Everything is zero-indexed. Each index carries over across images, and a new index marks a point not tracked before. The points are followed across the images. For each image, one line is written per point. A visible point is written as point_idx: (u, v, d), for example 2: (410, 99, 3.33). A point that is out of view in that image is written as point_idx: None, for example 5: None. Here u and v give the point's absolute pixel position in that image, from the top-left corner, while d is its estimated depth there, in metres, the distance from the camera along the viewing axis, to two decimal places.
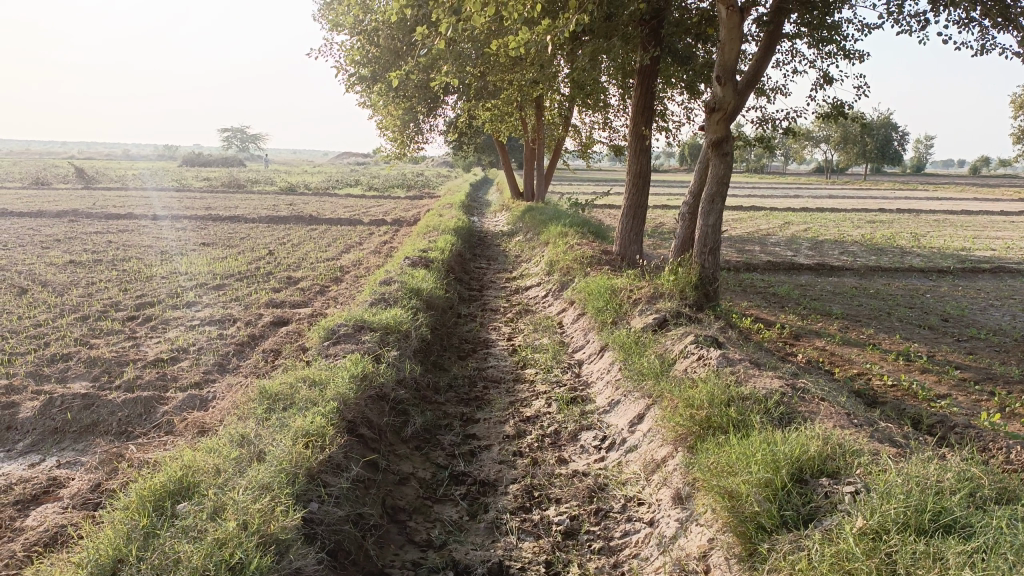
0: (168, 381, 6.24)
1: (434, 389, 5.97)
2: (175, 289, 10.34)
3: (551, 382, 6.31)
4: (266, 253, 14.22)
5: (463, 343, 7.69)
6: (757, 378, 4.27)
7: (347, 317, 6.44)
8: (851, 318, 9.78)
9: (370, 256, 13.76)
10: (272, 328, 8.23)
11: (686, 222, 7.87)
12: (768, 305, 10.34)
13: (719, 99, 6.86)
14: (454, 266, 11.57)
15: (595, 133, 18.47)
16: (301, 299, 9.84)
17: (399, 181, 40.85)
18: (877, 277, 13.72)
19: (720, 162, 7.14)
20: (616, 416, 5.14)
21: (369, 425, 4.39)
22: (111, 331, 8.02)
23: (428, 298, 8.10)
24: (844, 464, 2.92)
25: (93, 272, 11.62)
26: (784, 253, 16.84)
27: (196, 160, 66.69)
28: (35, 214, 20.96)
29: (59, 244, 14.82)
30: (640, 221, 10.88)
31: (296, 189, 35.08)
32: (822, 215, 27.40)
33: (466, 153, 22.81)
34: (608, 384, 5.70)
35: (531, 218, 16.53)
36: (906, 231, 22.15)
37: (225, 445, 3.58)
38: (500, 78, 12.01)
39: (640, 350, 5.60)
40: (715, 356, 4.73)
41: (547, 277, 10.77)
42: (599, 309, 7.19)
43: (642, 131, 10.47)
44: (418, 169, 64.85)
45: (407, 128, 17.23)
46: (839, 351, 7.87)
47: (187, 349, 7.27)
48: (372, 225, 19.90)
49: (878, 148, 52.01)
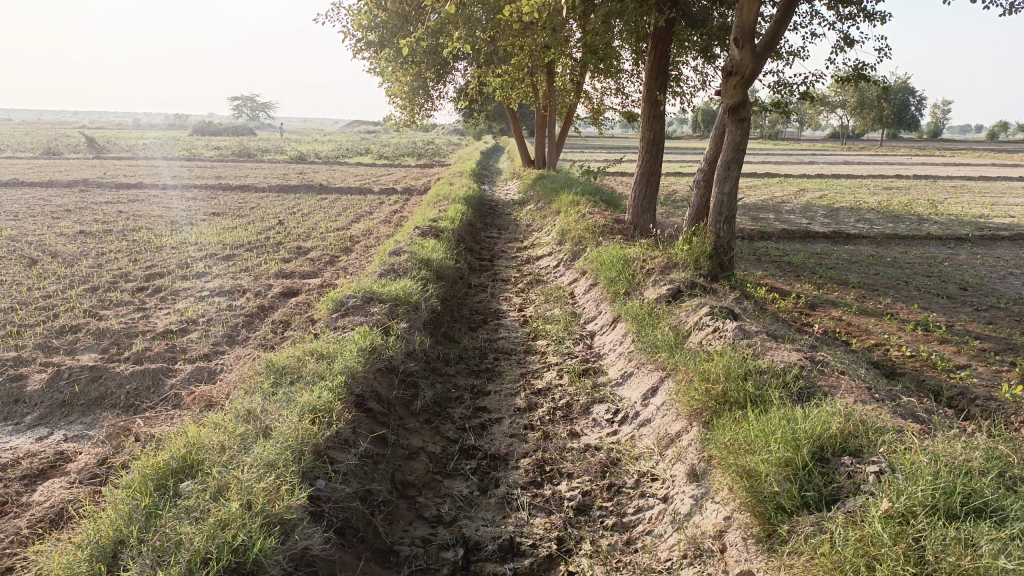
0: (177, 353, 6.18)
1: (444, 361, 5.89)
2: (185, 259, 10.28)
3: (563, 353, 6.22)
4: (276, 223, 14.15)
5: (474, 314, 7.60)
6: (774, 351, 4.16)
7: (355, 288, 6.35)
8: (868, 286, 9.62)
9: (380, 225, 13.64)
10: (281, 299, 8.16)
11: (701, 190, 7.70)
12: (783, 274, 10.18)
13: (736, 63, 6.64)
14: (464, 235, 11.45)
15: (608, 99, 18.19)
16: (310, 269, 9.77)
17: (410, 150, 40.57)
18: (894, 245, 13.50)
19: (736, 128, 6.89)
20: (629, 389, 5.04)
21: (378, 399, 4.32)
22: (121, 302, 7.97)
23: (438, 268, 8.00)
24: (867, 443, 2.82)
25: (102, 242, 11.57)
26: (799, 220, 16.61)
27: (206, 130, 66.43)
28: (46, 183, 20.97)
29: (70, 214, 14.79)
30: (654, 189, 10.69)
31: (306, 157, 34.88)
32: (838, 182, 27.02)
33: (476, 120, 22.54)
34: (621, 356, 5.60)
35: (542, 187, 16.36)
36: (923, 198, 21.80)
37: (230, 421, 3.52)
38: (510, 43, 11.77)
39: (654, 321, 5.49)
40: (731, 328, 4.61)
41: (558, 246, 10.63)
42: (611, 279, 7.07)
43: (656, 96, 10.23)
44: (428, 137, 64.34)
45: (417, 95, 17.00)
46: (856, 321, 7.73)
47: (196, 321, 7.22)
48: (382, 194, 19.77)
49: (895, 113, 51.15)
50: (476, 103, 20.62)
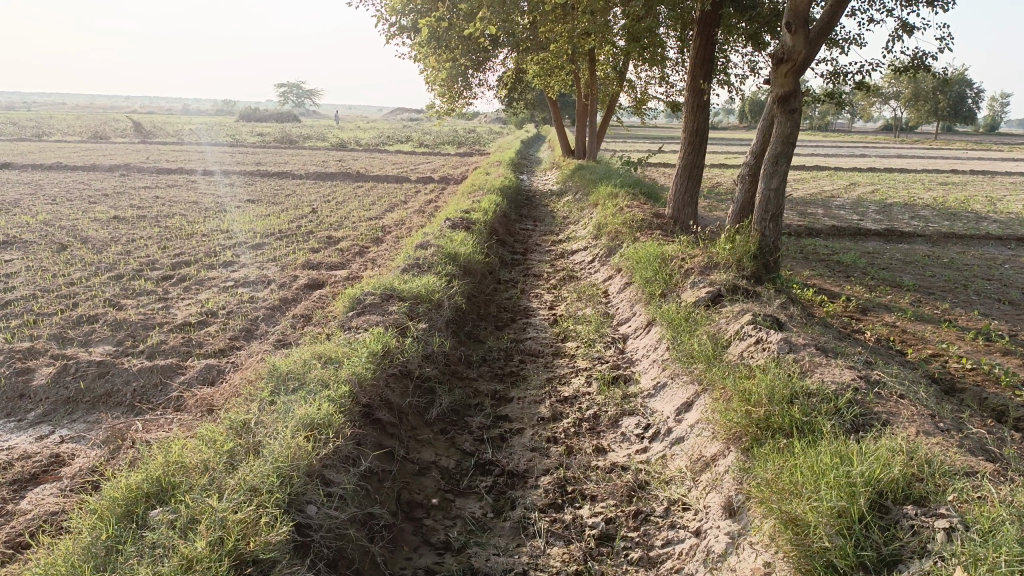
0: (192, 348, 5.97)
1: (466, 363, 5.57)
2: (214, 247, 10.13)
3: (593, 358, 5.85)
4: (310, 211, 13.97)
5: (501, 312, 7.28)
6: (824, 369, 3.76)
7: (375, 284, 6.06)
8: (924, 290, 9.04)
9: (413, 216, 13.39)
10: (306, 292, 7.92)
11: (746, 185, 7.24)
12: (832, 274, 9.65)
13: (787, 49, 6.17)
14: (498, 228, 11.12)
15: (651, 88, 17.66)
16: (338, 261, 9.54)
17: (451, 138, 40.32)
18: (951, 244, 12.81)
19: (786, 120, 6.44)
20: (661, 402, 4.67)
21: (388, 408, 4.02)
22: (143, 291, 7.82)
23: (467, 263, 7.69)
24: (935, 490, 2.42)
25: (134, 229, 11.50)
26: (849, 216, 15.94)
27: (252, 116, 67.00)
28: (88, 168, 21.16)
29: (107, 199, 14.82)
30: (695, 182, 10.23)
31: (346, 145, 34.89)
32: (891, 176, 26.04)
33: (516, 109, 22.17)
34: (655, 364, 5.22)
35: (580, 178, 15.94)
36: (982, 194, 20.84)
37: (223, 434, 3.25)
38: (549, 29, 11.38)
39: (691, 328, 5.09)
40: (775, 339, 4.20)
41: (594, 241, 10.23)
42: (647, 279, 6.67)
43: (700, 84, 9.73)
44: (470, 126, 64.09)
45: (455, 82, 16.68)
46: (911, 329, 7.21)
47: (217, 312, 7.02)
48: (419, 183, 19.54)
49: (952, 105, 49.35)
50: (516, 91, 20.23)
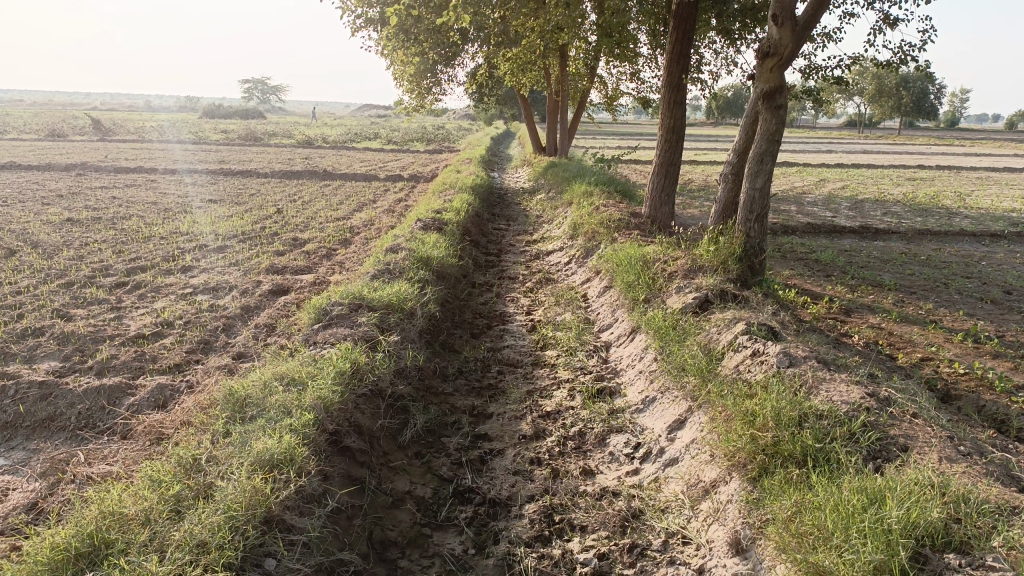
0: (145, 364, 5.55)
1: (441, 377, 5.23)
2: (173, 251, 9.66)
3: (575, 368, 5.55)
4: (275, 211, 13.51)
5: (477, 318, 6.96)
6: (830, 386, 3.49)
7: (343, 292, 5.68)
8: (906, 289, 8.88)
9: (382, 215, 13.01)
10: (270, 299, 7.51)
11: (729, 183, 6.99)
12: (812, 274, 9.46)
13: (774, 42, 5.90)
14: (470, 228, 10.78)
15: (623, 84, 17.46)
16: (304, 264, 9.12)
17: (420, 135, 39.84)
18: (926, 241, 12.74)
19: (772, 117, 6.18)
20: (651, 418, 4.36)
21: (357, 433, 3.67)
22: (95, 300, 7.35)
23: (439, 267, 7.35)
24: (980, 537, 2.17)
25: (89, 232, 10.97)
26: (822, 213, 15.89)
27: (216, 113, 65.70)
28: (43, 167, 20.39)
29: (61, 200, 14.20)
30: (672, 180, 9.98)
31: (313, 142, 34.27)
32: (860, 172, 26.18)
33: (486, 105, 21.85)
34: (642, 376, 4.93)
35: (553, 175, 15.67)
36: (950, 190, 20.99)
37: (171, 473, 2.88)
38: (522, 22, 11.11)
39: (679, 338, 4.81)
40: (774, 352, 3.92)
41: (570, 241, 9.94)
42: (629, 283, 6.38)
43: (677, 79, 9.46)
44: (438, 123, 63.63)
45: (424, 77, 16.33)
46: (898, 331, 7.02)
47: (174, 322, 6.59)
48: (388, 181, 19.15)
49: (916, 101, 49.99)
50: (486, 87, 19.95)
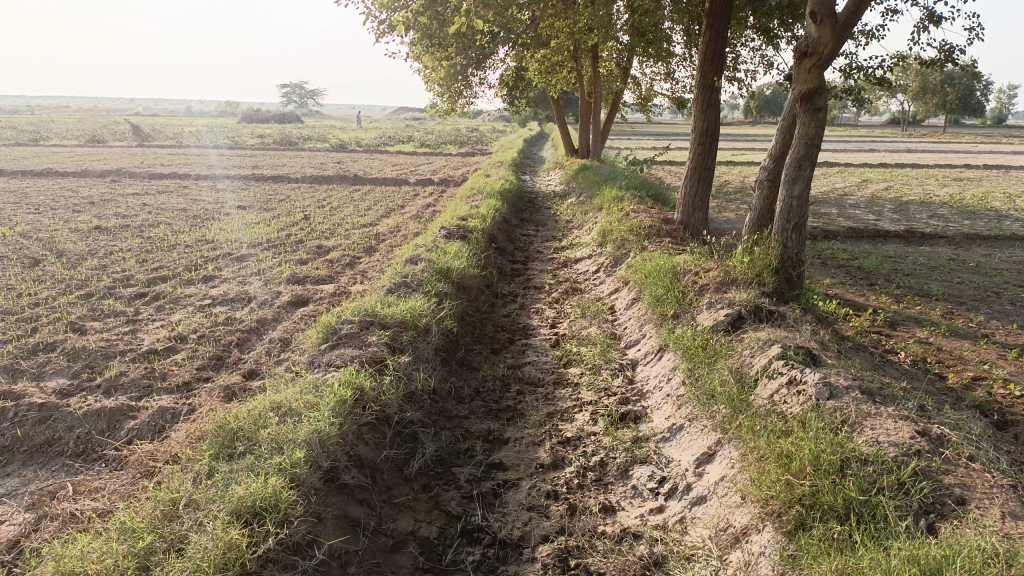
0: (154, 382, 5.38)
1: (455, 399, 4.96)
2: (196, 260, 9.56)
3: (599, 388, 5.24)
4: (303, 217, 13.40)
5: (498, 332, 6.68)
6: (874, 422, 3.15)
7: (356, 308, 5.45)
8: (955, 299, 8.39)
9: (410, 221, 12.83)
10: (287, 311, 7.31)
11: (765, 190, 6.61)
12: (854, 282, 9.01)
13: (813, 40, 5.53)
14: (497, 234, 10.52)
15: (656, 85, 17.10)
16: (326, 274, 8.94)
17: (452, 137, 39.75)
18: (975, 246, 12.15)
19: (810, 120, 5.81)
20: (678, 449, 4.03)
21: (358, 467, 3.41)
22: (112, 312, 7.25)
23: (460, 278, 7.09)
24: None
25: (115, 239, 10.95)
26: (865, 216, 15.32)
27: (254, 117, 66.59)
28: (80, 173, 20.63)
29: (93, 207, 14.29)
30: (706, 185, 9.60)
31: (346, 146, 34.38)
32: (904, 172, 25.37)
33: (518, 107, 21.63)
34: (669, 400, 4.60)
35: (584, 178, 15.36)
36: (999, 190, 20.19)
37: (145, 521, 2.66)
38: (550, 24, 10.87)
39: (709, 360, 4.48)
40: (813, 381, 3.57)
41: (599, 249, 9.62)
42: (658, 297, 6.06)
43: (710, 80, 9.09)
44: (473, 125, 63.61)
45: (454, 80, 16.15)
46: (947, 346, 6.58)
47: (187, 336, 6.42)
48: (418, 186, 19.02)
49: (961, 97, 48.55)
50: (517, 89, 19.72)
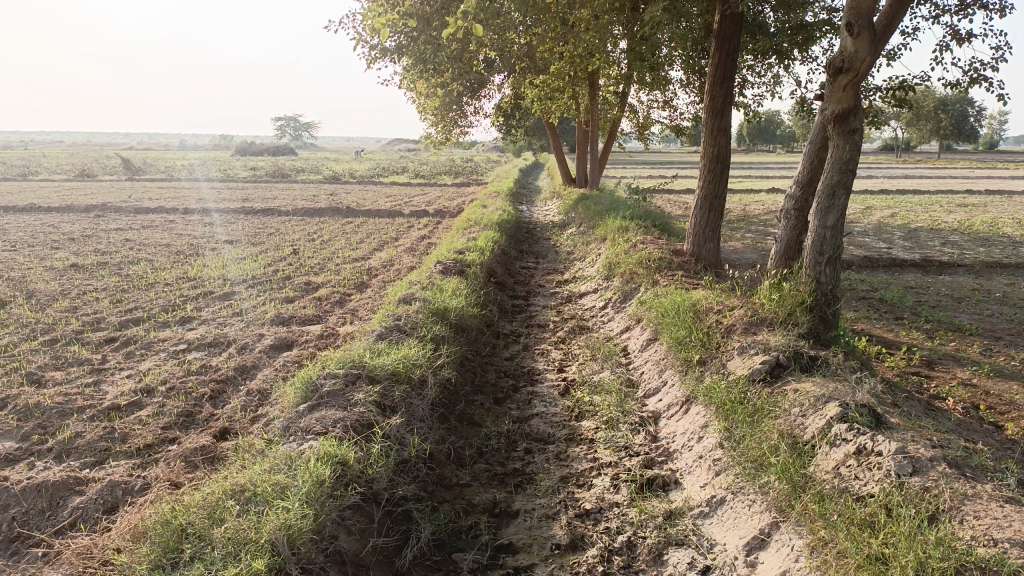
0: (112, 445, 4.72)
1: (456, 463, 4.32)
2: (174, 299, 8.92)
3: (618, 446, 4.60)
4: (291, 251, 12.80)
5: (501, 378, 6.05)
6: (980, 510, 2.52)
7: (342, 357, 4.81)
8: (989, 334, 7.80)
9: (403, 255, 12.26)
10: (270, 356, 6.67)
11: (791, 220, 6.05)
12: (879, 316, 8.44)
13: (848, 55, 5.00)
14: (496, 268, 9.95)
15: (655, 112, 16.70)
16: (314, 313, 8.32)
17: (446, 168, 39.35)
18: (996, 275, 11.61)
19: (844, 143, 5.26)
20: (722, 528, 3.40)
21: (338, 567, 2.75)
22: (76, 361, 6.59)
23: (458, 318, 6.49)
24: None
25: (91, 278, 10.32)
26: (876, 244, 14.81)
27: (248, 151, 66.32)
28: (64, 208, 20.03)
29: (73, 243, 13.71)
30: (717, 214, 9.04)
31: (339, 178, 33.94)
32: (906, 198, 24.99)
33: (513, 137, 21.21)
34: (702, 464, 3.98)
35: (584, 208, 14.83)
36: (1007, 216, 19.72)
37: None
38: (549, 48, 10.42)
39: (750, 418, 3.86)
40: (889, 452, 2.96)
41: (605, 282, 9.03)
42: (680, 339, 5.46)
43: (720, 102, 8.56)
44: (466, 156, 63.41)
45: (449, 109, 15.70)
46: (995, 388, 5.98)
47: (155, 388, 5.76)
48: (413, 217, 18.49)
49: (955, 123, 48.49)
50: (513, 117, 19.29)
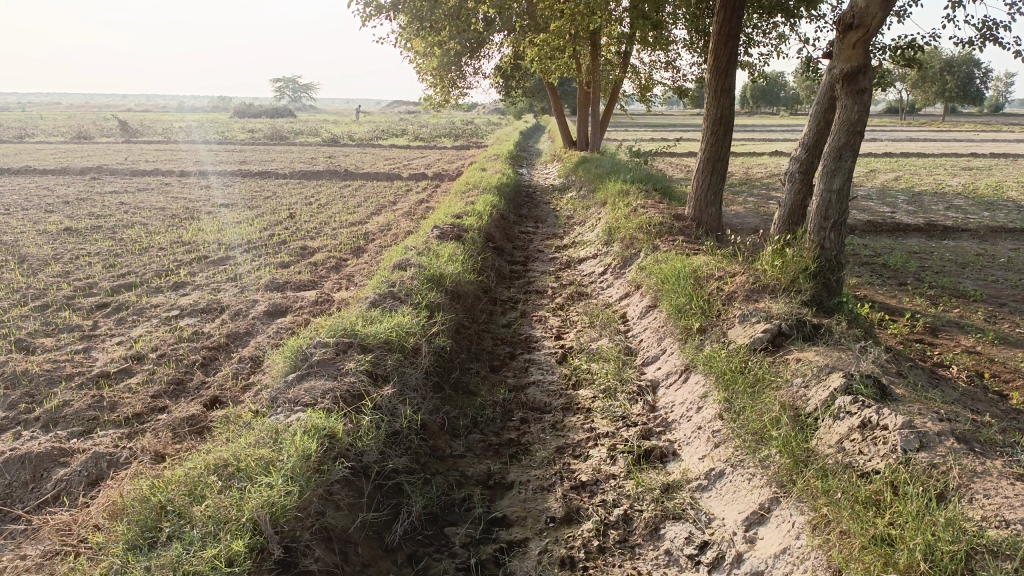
0: (100, 414, 4.63)
1: (449, 434, 4.23)
2: (167, 264, 8.79)
3: (615, 417, 4.51)
4: (288, 215, 12.63)
5: (497, 346, 5.94)
6: (990, 488, 2.42)
7: (333, 326, 4.70)
8: (994, 300, 7.68)
9: (401, 219, 12.10)
10: (263, 323, 6.57)
11: (795, 184, 5.89)
12: (882, 282, 8.31)
13: (859, 11, 4.81)
14: (494, 233, 9.80)
15: (658, 73, 16.39)
16: (309, 278, 8.19)
17: (446, 130, 38.91)
18: (1001, 240, 11.45)
19: (852, 105, 5.09)
20: (720, 502, 3.31)
21: (324, 544, 2.67)
22: (66, 327, 6.49)
23: (454, 285, 6.36)
24: None
25: (84, 242, 10.17)
26: (880, 208, 14.62)
27: (247, 113, 65.58)
28: (59, 171, 19.80)
29: (67, 206, 13.54)
30: (720, 178, 8.86)
31: (338, 140, 33.59)
32: (911, 161, 24.69)
33: (513, 99, 20.87)
34: (702, 435, 3.88)
35: (585, 171, 14.61)
36: (1012, 179, 19.48)
37: None
38: (549, 6, 10.15)
39: (751, 390, 3.76)
40: (894, 425, 2.86)
41: (605, 247, 8.89)
42: (680, 306, 5.34)
43: (724, 62, 8.33)
44: (467, 118, 62.69)
45: (448, 70, 15.40)
46: (1000, 356, 5.87)
47: (146, 355, 5.66)
48: (411, 180, 18.26)
49: (961, 85, 47.81)
50: (513, 78, 18.96)
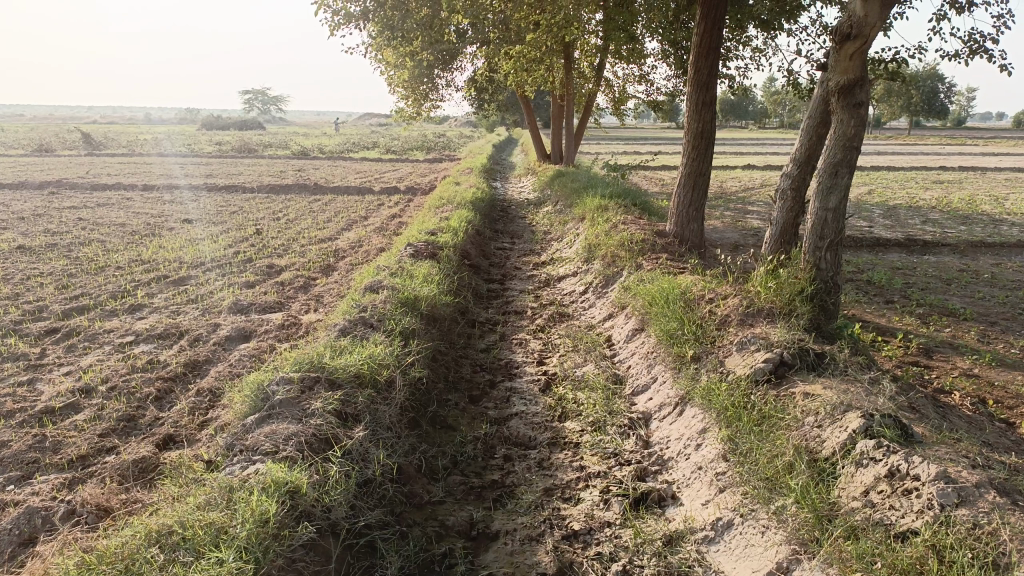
0: (41, 457, 4.19)
1: (427, 476, 3.86)
2: (124, 285, 8.31)
3: (606, 454, 4.17)
4: (255, 231, 12.17)
5: (476, 373, 5.58)
6: None
7: (299, 357, 4.31)
8: (984, 318, 7.49)
9: (373, 235, 11.70)
10: (225, 349, 6.14)
11: (787, 201, 5.63)
12: (869, 300, 8.10)
13: (857, 20, 4.55)
14: (470, 250, 9.45)
15: (633, 86, 16.21)
16: (275, 299, 7.77)
17: (417, 143, 38.53)
18: (980, 254, 11.35)
19: (848, 118, 4.83)
20: (731, 557, 2.99)
21: None
22: (9, 356, 6.00)
23: (429, 308, 6.00)
24: None
25: (37, 262, 9.63)
26: (857, 222, 14.52)
27: (215, 124, 64.56)
28: (16, 185, 19.07)
29: (21, 222, 12.92)
30: (701, 193, 8.61)
31: (308, 153, 33.08)
32: (882, 175, 24.80)
33: (487, 112, 20.59)
34: (704, 476, 3.57)
35: (561, 185, 14.36)
36: (984, 193, 19.58)
37: None
38: (524, 16, 9.87)
39: (757, 428, 3.45)
40: (928, 477, 2.57)
41: (584, 265, 8.59)
42: (671, 332, 5.03)
43: (706, 75, 8.08)
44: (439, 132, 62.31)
45: (420, 82, 15.07)
46: (999, 379, 5.65)
47: (96, 388, 5.21)
48: (383, 194, 17.86)
49: (926, 99, 48.56)
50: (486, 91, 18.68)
